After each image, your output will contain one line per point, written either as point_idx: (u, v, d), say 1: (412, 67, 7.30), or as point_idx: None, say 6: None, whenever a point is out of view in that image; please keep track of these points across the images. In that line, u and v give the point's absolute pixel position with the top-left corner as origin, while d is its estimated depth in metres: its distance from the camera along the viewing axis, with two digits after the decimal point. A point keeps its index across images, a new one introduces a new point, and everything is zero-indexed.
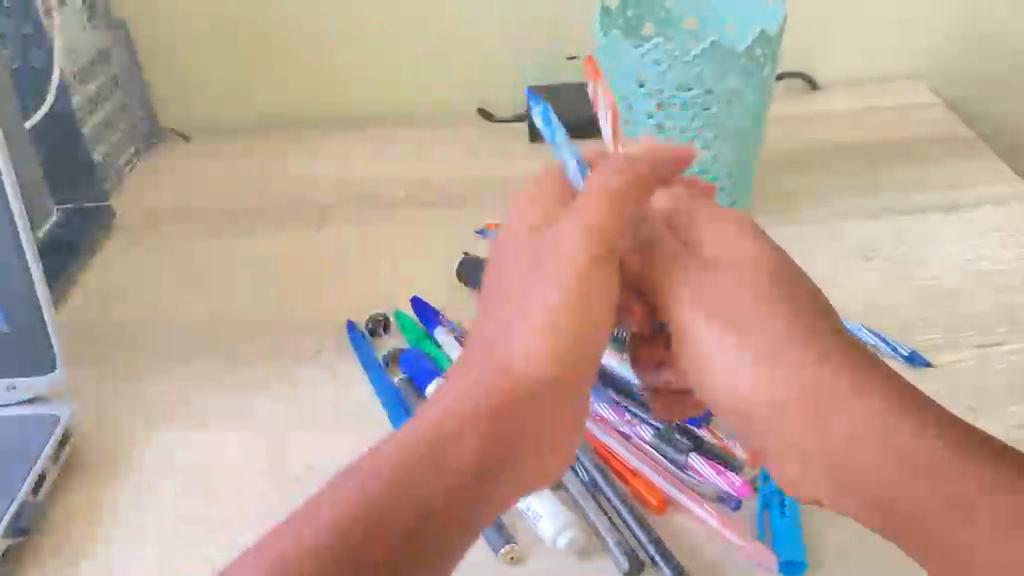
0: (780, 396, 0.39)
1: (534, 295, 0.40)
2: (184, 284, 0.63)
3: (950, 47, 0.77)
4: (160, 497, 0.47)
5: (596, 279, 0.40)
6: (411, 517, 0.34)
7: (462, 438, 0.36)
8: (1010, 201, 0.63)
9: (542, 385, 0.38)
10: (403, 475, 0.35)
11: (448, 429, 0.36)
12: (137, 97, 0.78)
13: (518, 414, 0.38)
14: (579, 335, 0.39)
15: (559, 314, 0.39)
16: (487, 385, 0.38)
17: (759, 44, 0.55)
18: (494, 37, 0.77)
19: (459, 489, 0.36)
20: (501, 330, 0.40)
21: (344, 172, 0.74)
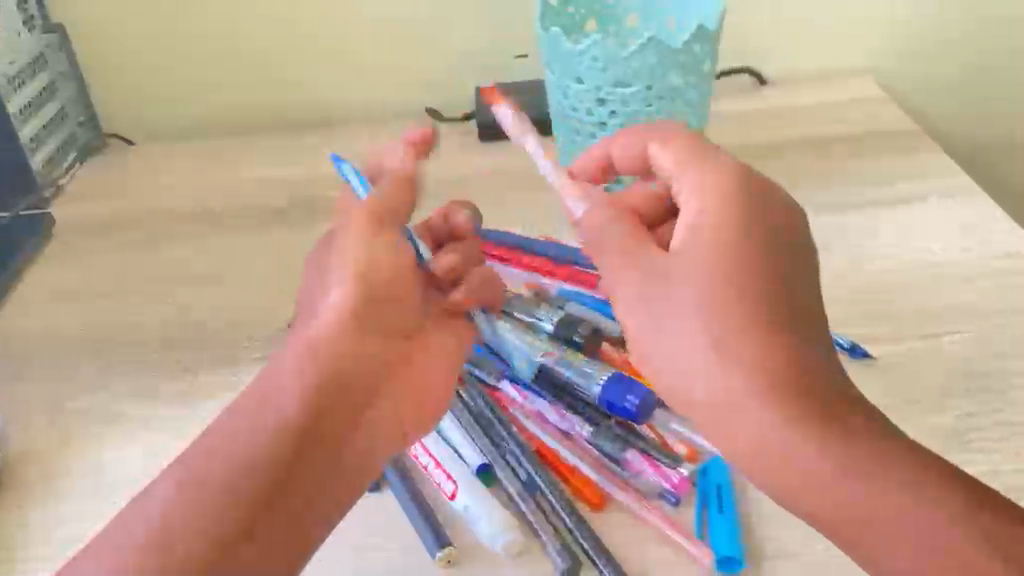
0: (724, 361, 0.35)
1: (339, 258, 0.41)
2: (122, 292, 0.61)
3: (894, 41, 0.78)
4: (71, 495, 0.46)
5: (396, 237, 0.42)
6: (262, 478, 0.36)
7: (289, 399, 0.38)
8: (951, 194, 0.64)
9: (360, 333, 0.40)
10: (241, 447, 0.36)
11: (273, 395, 0.38)
12: (77, 104, 0.76)
13: (343, 369, 0.39)
14: (388, 285, 0.41)
15: (365, 268, 0.40)
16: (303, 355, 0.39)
17: (697, 40, 0.55)
18: (438, 36, 0.76)
19: (300, 440, 0.37)
20: (311, 297, 0.41)
21: (290, 175, 0.73)
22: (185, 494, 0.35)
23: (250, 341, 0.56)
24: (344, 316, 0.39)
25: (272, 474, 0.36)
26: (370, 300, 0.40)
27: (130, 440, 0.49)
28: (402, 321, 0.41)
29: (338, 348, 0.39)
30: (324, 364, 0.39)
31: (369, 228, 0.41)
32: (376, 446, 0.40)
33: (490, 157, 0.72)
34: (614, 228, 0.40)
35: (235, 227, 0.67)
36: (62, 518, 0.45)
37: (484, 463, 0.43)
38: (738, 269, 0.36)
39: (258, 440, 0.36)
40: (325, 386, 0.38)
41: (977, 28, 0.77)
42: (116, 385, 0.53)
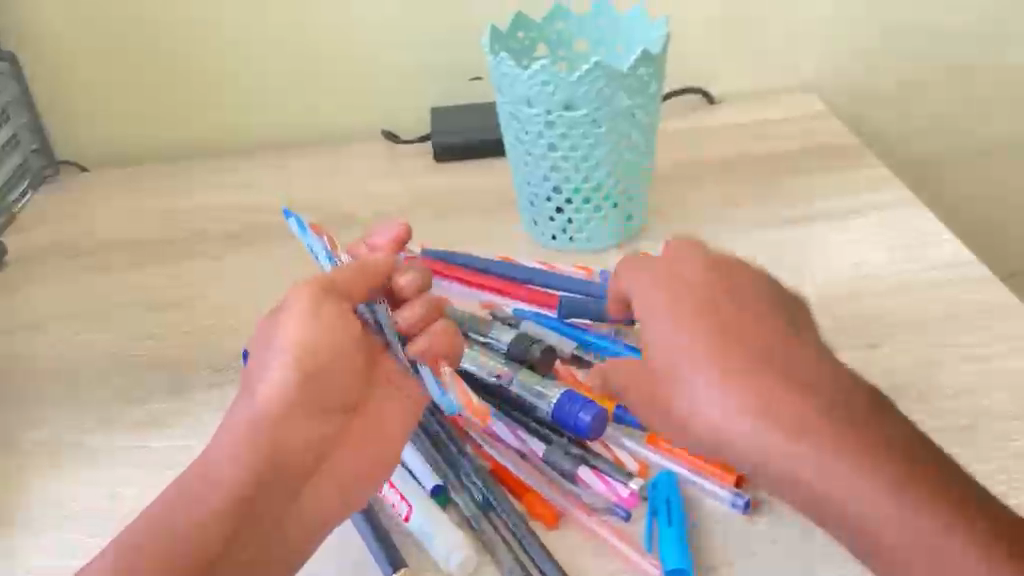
0: (756, 414, 0.37)
1: (282, 339, 0.42)
2: (75, 321, 0.61)
3: (835, 58, 0.81)
4: (21, 527, 0.46)
5: (339, 313, 0.43)
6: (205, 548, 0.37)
7: (234, 472, 0.39)
8: (890, 207, 0.66)
9: (298, 404, 0.41)
10: (186, 519, 0.38)
11: (217, 470, 0.39)
12: (29, 131, 0.76)
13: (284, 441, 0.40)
14: (329, 359, 0.42)
15: (306, 346, 0.41)
16: (248, 431, 0.40)
17: (643, 63, 0.56)
18: (389, 59, 0.77)
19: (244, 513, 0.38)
20: (256, 371, 0.42)
21: (245, 199, 0.73)
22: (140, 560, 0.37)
23: (206, 368, 0.56)
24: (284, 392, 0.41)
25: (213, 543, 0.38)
26: (309, 375, 0.41)
27: (82, 474, 0.49)
28: (341, 395, 0.42)
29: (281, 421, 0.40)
30: (266, 438, 0.40)
31: (308, 305, 0.42)
32: (326, 511, 0.41)
33: (444, 178, 0.73)
34: (655, 301, 0.42)
35: (189, 254, 0.67)
36: (13, 547, 0.45)
37: (440, 484, 0.43)
38: (752, 338, 0.39)
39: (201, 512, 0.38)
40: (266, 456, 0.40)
41: (915, 46, 0.80)
42: (70, 416, 0.53)
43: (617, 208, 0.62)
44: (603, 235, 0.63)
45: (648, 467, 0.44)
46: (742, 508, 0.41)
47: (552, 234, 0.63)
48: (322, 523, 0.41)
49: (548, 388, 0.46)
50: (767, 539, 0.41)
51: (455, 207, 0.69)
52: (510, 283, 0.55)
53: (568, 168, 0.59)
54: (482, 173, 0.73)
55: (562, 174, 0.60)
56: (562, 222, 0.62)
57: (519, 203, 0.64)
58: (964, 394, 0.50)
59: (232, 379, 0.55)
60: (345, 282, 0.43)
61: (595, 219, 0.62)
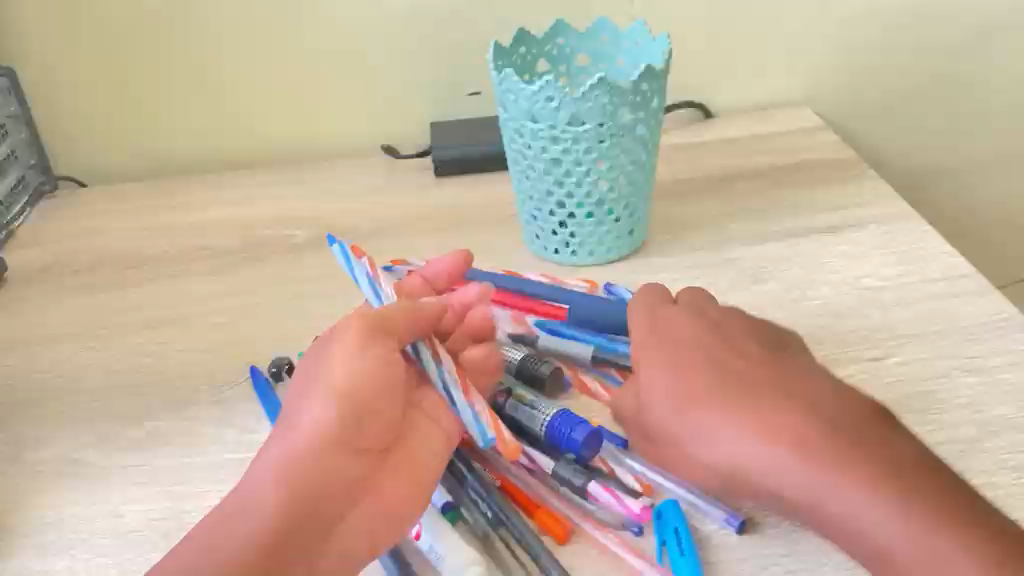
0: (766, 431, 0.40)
1: (324, 378, 0.41)
2: (78, 339, 0.61)
3: (831, 72, 0.81)
4: (26, 548, 0.46)
5: (383, 353, 0.42)
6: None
7: (269, 511, 0.37)
8: (891, 220, 0.67)
9: (338, 446, 0.39)
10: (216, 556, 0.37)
11: (251, 508, 0.38)
12: (27, 147, 0.76)
13: (323, 483, 0.38)
14: (371, 399, 0.40)
15: (347, 385, 0.40)
16: (288, 467, 0.38)
17: (646, 78, 0.56)
18: (389, 75, 0.77)
19: (277, 554, 0.37)
20: (298, 409, 0.41)
21: (247, 215, 0.73)
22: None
23: (210, 385, 0.56)
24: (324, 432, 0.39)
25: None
26: (356, 415, 0.40)
27: (88, 494, 0.49)
28: (383, 438, 0.41)
29: (319, 463, 0.38)
30: (302, 478, 0.38)
31: (353, 343, 0.41)
32: (355, 557, 0.39)
33: (446, 193, 0.73)
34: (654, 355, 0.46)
35: (190, 270, 0.67)
36: (16, 569, 0.45)
37: (450, 501, 0.43)
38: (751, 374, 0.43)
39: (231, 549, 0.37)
40: (301, 497, 0.38)
41: (909, 59, 0.81)
42: (75, 434, 0.53)
43: (620, 222, 0.62)
44: (606, 249, 0.63)
45: (653, 484, 0.44)
46: (738, 525, 0.41)
47: (555, 248, 0.63)
48: (350, 569, 0.39)
49: (541, 409, 0.47)
50: (779, 551, 0.41)
51: (459, 223, 0.69)
52: (528, 300, 0.55)
53: (571, 183, 0.60)
54: (483, 188, 0.73)
55: (566, 188, 0.60)
56: (565, 236, 0.62)
57: (521, 218, 0.65)
58: (971, 405, 0.50)
59: (238, 396, 0.54)
60: (399, 317, 0.42)
61: (599, 234, 0.62)
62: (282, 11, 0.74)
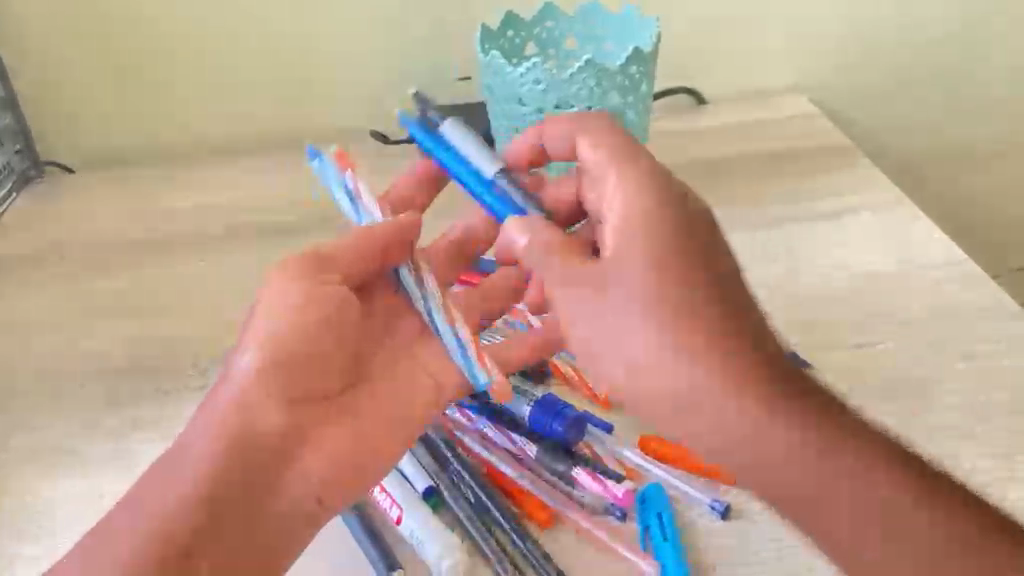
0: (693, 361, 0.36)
1: (263, 323, 0.40)
2: (62, 325, 0.60)
3: (825, 59, 0.81)
4: (7, 534, 0.45)
5: (322, 292, 0.41)
6: (170, 547, 0.36)
7: (207, 466, 0.38)
8: (883, 207, 0.66)
9: (275, 395, 0.39)
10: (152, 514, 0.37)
11: (188, 465, 0.38)
12: (13, 133, 0.75)
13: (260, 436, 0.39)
14: (298, 344, 0.39)
15: (278, 327, 0.39)
16: (220, 419, 0.39)
17: (634, 61, 0.56)
18: (378, 60, 0.76)
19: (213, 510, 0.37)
20: (239, 354, 0.41)
21: (233, 202, 0.72)
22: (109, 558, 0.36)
23: (194, 373, 0.55)
24: (261, 380, 0.39)
25: (178, 539, 0.36)
26: (283, 360, 0.39)
27: (70, 480, 0.48)
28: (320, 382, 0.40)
29: (257, 413, 0.39)
30: (237, 433, 0.38)
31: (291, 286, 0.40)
32: (304, 504, 0.39)
33: None
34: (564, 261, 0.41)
35: (177, 256, 0.67)
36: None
37: (431, 486, 0.43)
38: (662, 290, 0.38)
39: (170, 504, 0.37)
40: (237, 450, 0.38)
41: (905, 46, 0.80)
42: (57, 420, 0.52)
43: None
44: None
45: (638, 469, 0.44)
46: (722, 510, 0.41)
47: None
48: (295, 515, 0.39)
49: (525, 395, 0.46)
50: (762, 537, 0.40)
51: (448, 209, 0.68)
52: None
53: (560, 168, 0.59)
54: None
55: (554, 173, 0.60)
56: None
57: None
58: (963, 393, 0.50)
59: None
60: (341, 254, 0.41)
61: None
62: None
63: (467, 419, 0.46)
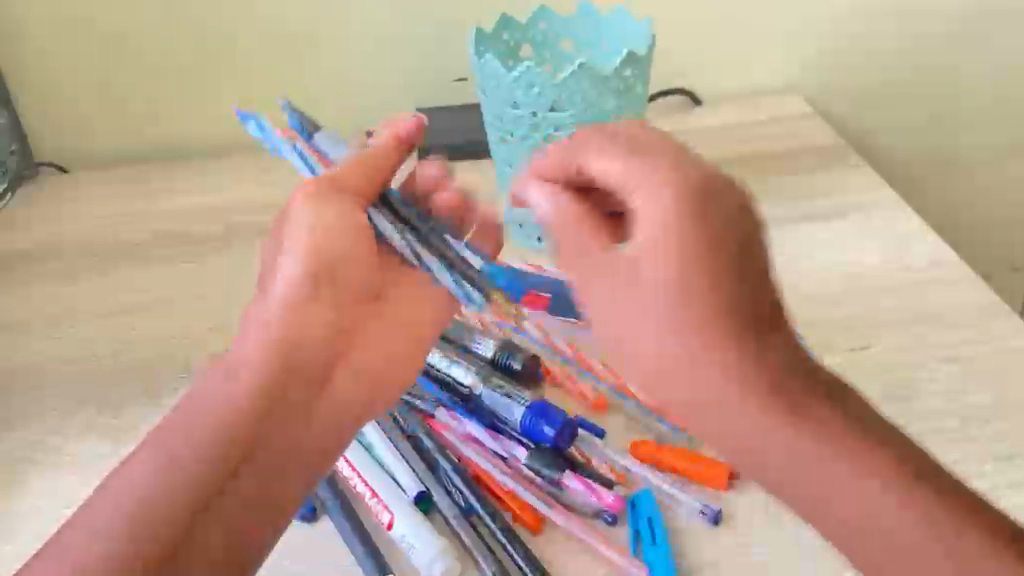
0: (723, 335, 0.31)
1: (303, 245, 0.40)
2: (54, 325, 0.60)
3: (819, 59, 0.81)
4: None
5: (361, 221, 0.41)
6: (222, 460, 0.36)
7: (257, 379, 0.38)
8: (877, 209, 0.66)
9: (318, 311, 0.40)
10: (197, 427, 0.36)
11: (239, 378, 0.38)
12: (8, 132, 0.75)
13: (306, 355, 0.39)
14: (337, 259, 0.41)
15: (320, 240, 0.40)
16: (261, 337, 0.39)
17: (628, 66, 0.56)
18: (373, 62, 0.76)
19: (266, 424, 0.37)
20: (269, 274, 0.41)
21: (227, 201, 0.72)
22: (159, 475, 0.35)
23: (186, 374, 0.55)
24: (303, 298, 0.40)
25: (231, 454, 0.36)
26: (323, 273, 0.40)
27: (60, 482, 0.48)
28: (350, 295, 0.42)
29: (303, 331, 0.39)
30: (287, 347, 0.39)
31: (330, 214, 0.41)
32: (339, 422, 0.41)
33: None
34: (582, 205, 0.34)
35: (170, 256, 0.66)
36: None
37: (422, 491, 0.43)
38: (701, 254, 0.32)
39: (213, 417, 0.36)
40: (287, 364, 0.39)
41: (897, 46, 0.80)
42: (48, 420, 0.52)
43: None
44: None
45: (628, 474, 0.44)
46: (711, 515, 0.41)
47: (537, 236, 0.63)
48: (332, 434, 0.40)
49: (518, 398, 0.46)
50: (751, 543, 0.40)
51: None
52: None
53: None
54: (467, 175, 0.73)
55: None
56: None
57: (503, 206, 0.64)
58: (950, 394, 0.50)
59: None
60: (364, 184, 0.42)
61: None
62: None
63: (458, 423, 0.46)
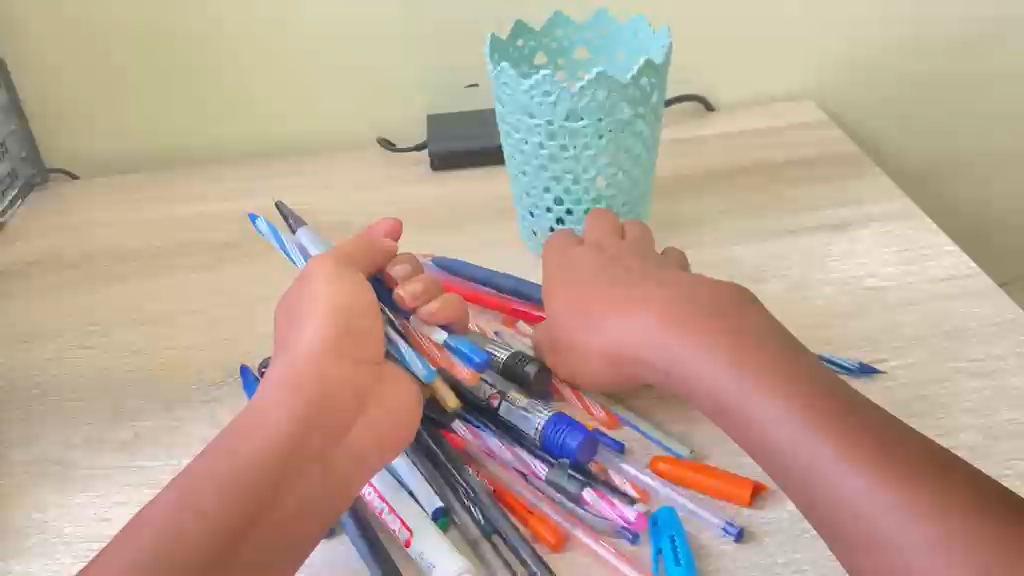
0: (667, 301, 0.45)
1: (312, 306, 0.43)
2: (65, 335, 0.60)
3: (836, 66, 0.80)
4: (9, 551, 0.45)
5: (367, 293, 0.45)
6: (257, 487, 0.36)
7: (278, 419, 0.39)
8: (896, 218, 0.66)
9: (341, 357, 0.42)
10: (222, 466, 0.37)
11: (261, 422, 0.39)
12: (18, 139, 0.75)
13: (327, 393, 0.40)
14: (354, 317, 0.43)
15: (335, 301, 0.43)
16: (289, 381, 0.40)
17: (645, 73, 0.55)
18: (386, 69, 0.76)
19: (291, 459, 0.38)
20: (290, 335, 0.43)
21: (239, 210, 0.72)
22: (190, 507, 0.36)
23: (198, 386, 0.55)
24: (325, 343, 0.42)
25: (262, 484, 0.37)
26: (342, 327, 0.42)
27: (72, 496, 0.48)
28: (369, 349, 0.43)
29: (320, 372, 0.40)
30: (315, 386, 0.40)
31: (332, 277, 0.45)
32: (368, 458, 0.41)
33: (442, 188, 0.72)
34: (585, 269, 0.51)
35: (182, 265, 0.66)
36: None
37: (440, 506, 0.42)
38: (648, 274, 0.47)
39: (237, 458, 0.37)
40: (307, 402, 0.39)
41: (915, 53, 0.79)
42: (59, 432, 0.52)
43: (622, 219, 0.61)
44: None
45: (649, 490, 0.44)
46: (735, 533, 0.41)
47: None
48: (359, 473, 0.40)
49: (537, 412, 0.46)
50: (775, 560, 0.40)
51: (454, 219, 0.68)
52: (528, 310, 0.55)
53: (571, 180, 0.59)
54: (480, 183, 0.72)
55: (563, 185, 0.59)
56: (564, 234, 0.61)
57: (518, 214, 0.64)
58: (976, 410, 0.49)
59: (227, 396, 0.53)
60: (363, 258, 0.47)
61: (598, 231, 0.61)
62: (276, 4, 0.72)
63: (477, 437, 0.46)
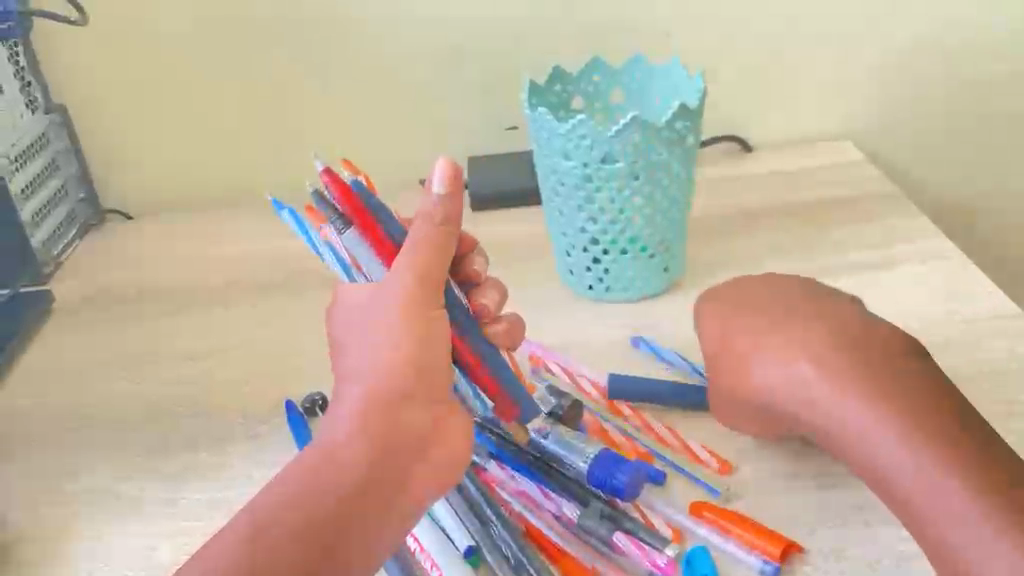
0: None
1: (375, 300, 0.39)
2: (118, 369, 0.62)
3: (875, 105, 0.80)
4: None
5: (427, 300, 0.39)
6: (314, 523, 0.36)
7: (349, 452, 0.37)
8: (937, 257, 0.65)
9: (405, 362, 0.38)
10: (276, 537, 0.35)
11: (329, 461, 0.37)
12: (77, 181, 0.79)
13: (404, 413, 0.38)
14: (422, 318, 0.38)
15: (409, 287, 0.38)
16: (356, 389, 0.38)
17: (681, 116, 0.56)
18: (430, 111, 0.78)
19: (358, 499, 0.37)
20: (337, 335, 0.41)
21: (287, 249, 0.74)
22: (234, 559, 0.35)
23: (244, 420, 0.56)
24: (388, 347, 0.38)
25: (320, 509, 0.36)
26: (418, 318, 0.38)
27: (123, 526, 0.49)
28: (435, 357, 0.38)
29: (391, 395, 0.37)
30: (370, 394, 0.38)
31: (408, 304, 0.38)
32: (420, 487, 0.39)
33: (483, 227, 0.73)
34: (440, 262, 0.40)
35: (229, 301, 0.68)
36: None
37: (473, 544, 0.43)
38: None
39: (274, 520, 0.36)
40: (379, 453, 0.37)
41: (953, 88, 0.79)
42: (110, 463, 0.54)
43: (657, 259, 0.62)
44: (640, 283, 0.62)
45: (684, 532, 0.44)
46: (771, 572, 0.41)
47: (589, 284, 0.63)
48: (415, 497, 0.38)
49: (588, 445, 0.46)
50: None
51: (494, 258, 0.69)
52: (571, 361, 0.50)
53: (606, 219, 0.60)
54: (520, 223, 0.73)
55: (600, 225, 0.60)
56: (599, 272, 0.62)
57: (556, 251, 0.65)
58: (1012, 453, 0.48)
59: (271, 430, 0.55)
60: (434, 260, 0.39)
61: (633, 269, 0.61)
62: (324, 46, 0.75)
63: (510, 477, 0.47)
